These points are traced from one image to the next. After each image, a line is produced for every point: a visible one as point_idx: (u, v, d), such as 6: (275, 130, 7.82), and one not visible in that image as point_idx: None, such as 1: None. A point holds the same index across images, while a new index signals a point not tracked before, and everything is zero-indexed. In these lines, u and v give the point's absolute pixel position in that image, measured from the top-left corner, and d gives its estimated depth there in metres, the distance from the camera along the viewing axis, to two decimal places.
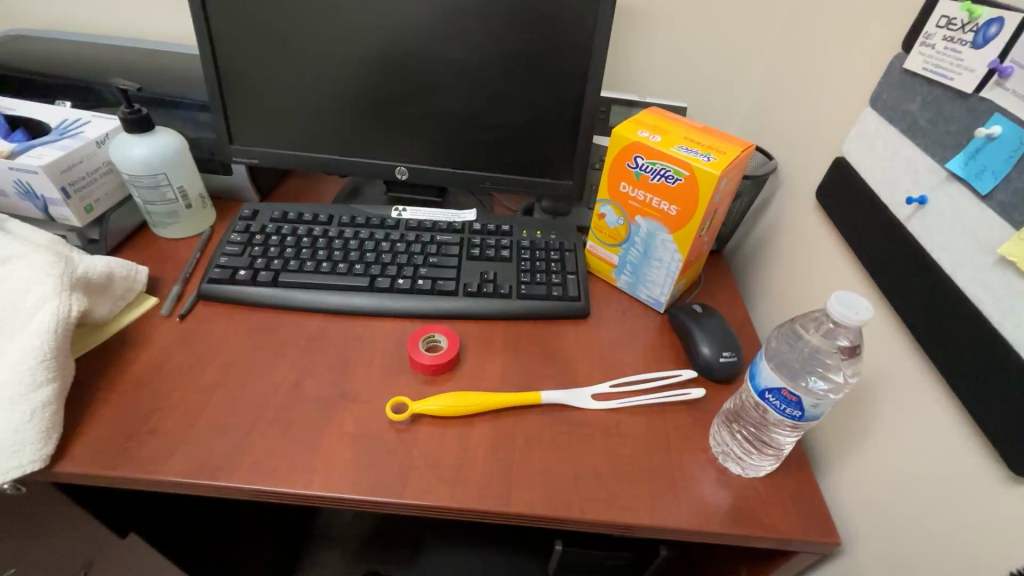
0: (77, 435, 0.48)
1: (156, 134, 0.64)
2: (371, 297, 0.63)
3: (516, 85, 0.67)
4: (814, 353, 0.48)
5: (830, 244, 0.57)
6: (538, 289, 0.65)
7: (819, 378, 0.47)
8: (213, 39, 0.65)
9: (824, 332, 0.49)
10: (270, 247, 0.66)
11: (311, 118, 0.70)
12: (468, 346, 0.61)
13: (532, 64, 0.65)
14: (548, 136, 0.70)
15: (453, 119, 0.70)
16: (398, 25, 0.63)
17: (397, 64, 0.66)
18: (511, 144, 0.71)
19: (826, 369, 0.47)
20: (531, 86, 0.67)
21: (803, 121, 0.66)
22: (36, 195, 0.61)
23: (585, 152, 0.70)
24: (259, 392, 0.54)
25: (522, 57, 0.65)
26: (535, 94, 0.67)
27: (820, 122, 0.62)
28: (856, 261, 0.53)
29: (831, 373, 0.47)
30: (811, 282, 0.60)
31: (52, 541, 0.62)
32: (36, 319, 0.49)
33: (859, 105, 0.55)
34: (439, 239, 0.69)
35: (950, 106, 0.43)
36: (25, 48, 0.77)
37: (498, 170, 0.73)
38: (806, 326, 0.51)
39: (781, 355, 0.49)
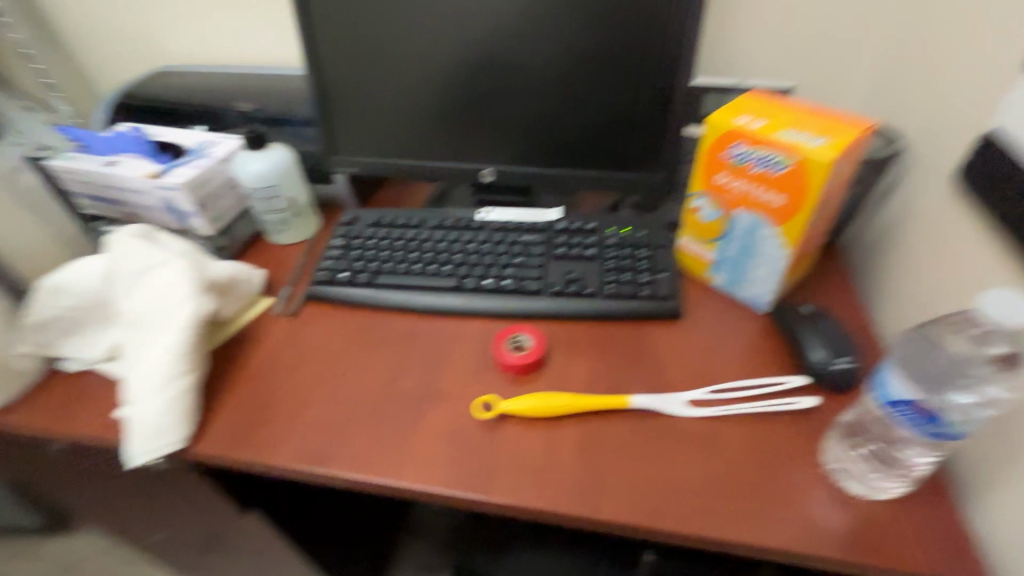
0: (208, 420, 0.54)
1: (271, 150, 0.71)
2: (460, 297, 0.65)
3: (601, 79, 0.65)
4: (959, 363, 0.41)
5: (976, 233, 0.49)
6: (626, 288, 0.63)
7: (966, 391, 0.40)
8: (317, 59, 0.70)
9: (971, 337, 0.42)
10: (366, 251, 0.70)
11: (403, 126, 0.74)
12: (554, 347, 0.60)
13: (619, 54, 0.63)
14: (635, 130, 0.68)
15: (538, 119, 0.70)
16: (484, 30, 0.65)
17: (483, 68, 0.67)
18: (597, 139, 0.70)
19: (975, 381, 0.40)
20: (617, 79, 0.65)
21: (939, 94, 0.57)
22: (176, 209, 0.70)
23: (675, 144, 0.66)
24: (358, 387, 0.57)
25: (607, 49, 0.63)
26: (622, 87, 0.65)
27: (961, 93, 0.54)
28: (1012, 253, 0.45)
29: (981, 385, 0.40)
30: (950, 279, 0.52)
31: (190, 511, 0.71)
32: (177, 318, 0.56)
33: (1013, 68, 0.46)
34: (523, 239, 0.69)
35: None
36: (167, 82, 0.88)
37: (583, 168, 0.72)
38: (948, 331, 0.44)
39: (915, 364, 0.43)
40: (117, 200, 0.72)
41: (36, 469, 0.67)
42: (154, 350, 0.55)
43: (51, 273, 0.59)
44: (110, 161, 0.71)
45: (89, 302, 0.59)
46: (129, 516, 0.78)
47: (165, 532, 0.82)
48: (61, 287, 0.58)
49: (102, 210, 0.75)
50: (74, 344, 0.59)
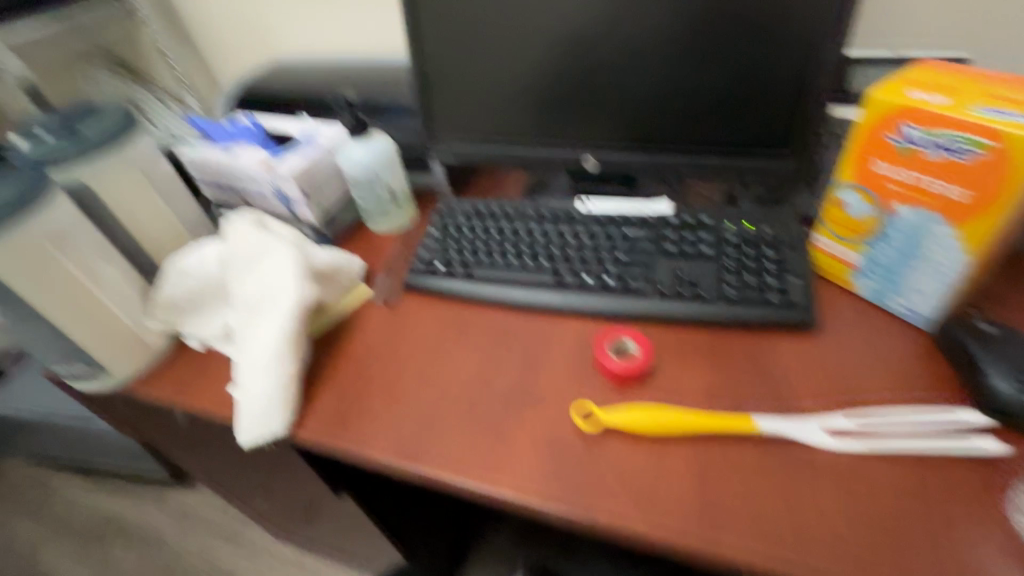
0: (310, 405, 0.55)
1: (372, 137, 0.71)
2: (558, 294, 0.60)
3: (731, 53, 0.58)
4: None
5: None
6: (748, 292, 0.56)
7: None
8: (420, 43, 0.68)
9: None
10: (462, 241, 0.68)
11: (504, 112, 0.70)
12: (662, 354, 0.55)
13: (754, 23, 0.56)
14: (762, 110, 0.60)
15: (652, 101, 0.63)
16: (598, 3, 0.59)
17: (594, 47, 0.62)
18: (720, 122, 0.62)
19: None
20: (750, 51, 0.57)
21: None
22: (285, 196, 0.72)
23: (814, 124, 0.58)
24: (452, 384, 0.55)
25: (741, 18, 0.56)
26: (754, 62, 0.58)
27: None
28: None
29: None
30: None
31: (290, 485, 0.75)
32: (283, 304, 0.57)
33: None
34: (628, 233, 0.64)
35: None
36: (279, 73, 0.92)
37: (699, 154, 0.65)
38: None
39: None
40: (234, 186, 0.76)
41: (163, 434, 0.73)
42: (263, 334, 0.57)
43: (176, 255, 0.62)
44: (229, 149, 0.74)
45: (208, 284, 0.61)
46: (237, 483, 0.83)
47: (267, 499, 0.88)
48: (186, 268, 0.61)
49: (221, 196, 0.79)
50: (194, 322, 0.63)
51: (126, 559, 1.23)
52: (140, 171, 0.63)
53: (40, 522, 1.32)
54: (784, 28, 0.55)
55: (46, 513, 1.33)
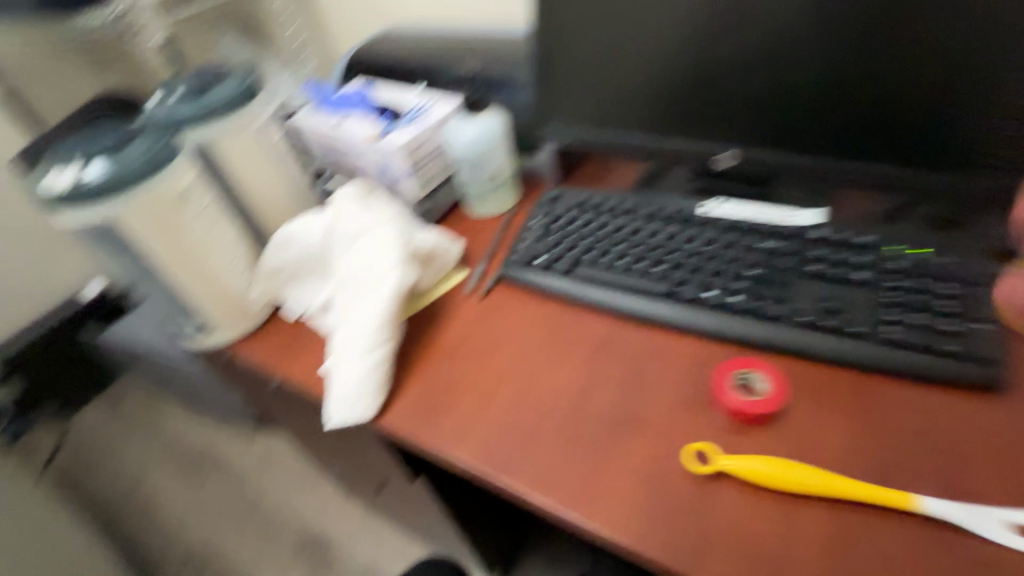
0: (398, 393, 0.54)
1: (482, 116, 0.70)
2: (673, 307, 0.54)
3: (931, 35, 0.47)
4: None
5: None
6: (915, 335, 0.46)
7: None
8: (549, 14, 0.62)
9: None
10: (568, 236, 0.63)
11: (629, 95, 0.63)
12: (795, 394, 0.47)
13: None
14: (960, 110, 0.49)
15: (814, 90, 0.54)
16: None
17: (752, 24, 0.53)
18: (901, 121, 0.51)
19: None
20: (957, 35, 0.46)
21: None
22: (390, 171, 0.70)
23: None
24: (546, 392, 0.51)
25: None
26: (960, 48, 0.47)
27: None
28: None
29: None
30: None
31: (367, 459, 0.75)
32: (381, 286, 0.56)
33: None
34: (762, 246, 0.55)
35: None
36: (393, 42, 0.90)
37: (865, 160, 0.54)
38: None
39: None
40: (341, 157, 0.75)
41: (257, 391, 0.76)
42: (359, 315, 0.56)
43: (284, 225, 0.63)
44: (340, 119, 0.74)
45: (311, 257, 0.61)
46: (317, 445, 0.86)
47: (344, 465, 0.90)
48: (292, 239, 0.61)
49: (328, 166, 0.80)
50: (295, 294, 0.63)
51: (216, 488, 1.34)
52: (259, 138, 0.64)
53: (151, 443, 1.47)
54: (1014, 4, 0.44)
55: (156, 436, 1.49)
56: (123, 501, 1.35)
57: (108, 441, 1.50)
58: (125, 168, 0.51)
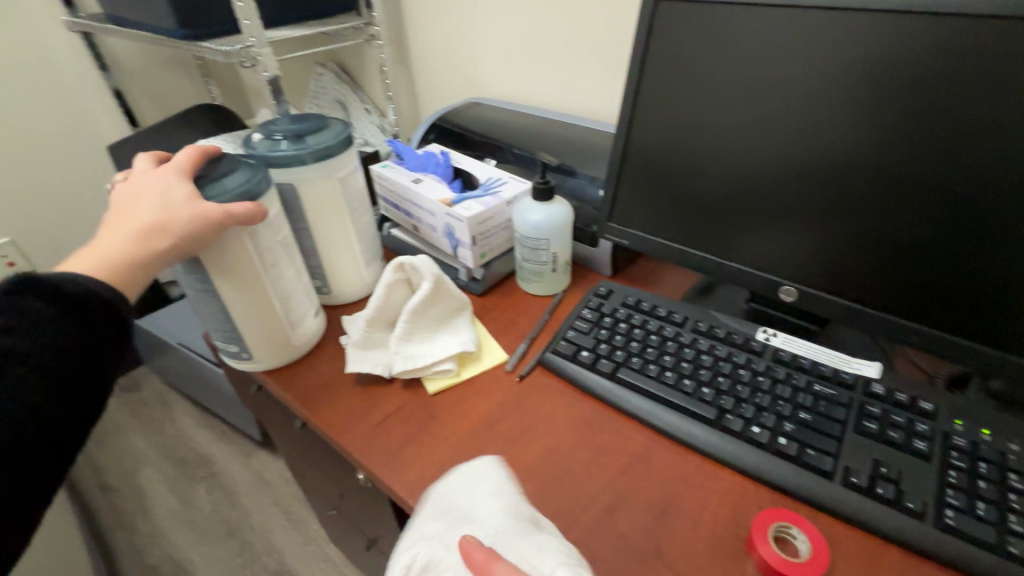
0: (423, 466, 0.53)
1: (553, 203, 0.70)
2: (714, 435, 0.52)
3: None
4: None
5: None
6: (978, 527, 0.42)
7: None
8: (635, 116, 0.65)
9: None
10: (616, 335, 0.62)
11: (693, 214, 0.65)
12: (835, 564, 0.44)
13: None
14: (904, 266, 0.53)
15: (972, 260, 0.50)
16: (987, 120, 0.46)
17: (941, 166, 0.49)
18: None
19: None
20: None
21: None
22: (453, 237, 0.73)
23: (963, 278, 0.50)
24: (573, 498, 0.49)
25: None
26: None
27: None
28: None
29: None
30: None
31: (369, 515, 0.73)
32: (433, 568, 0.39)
33: None
34: (816, 388, 0.53)
35: None
36: (482, 116, 0.97)
37: (919, 323, 0.54)
38: None
39: None
40: (410, 213, 0.79)
41: (276, 421, 0.76)
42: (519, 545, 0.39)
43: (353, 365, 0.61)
44: (418, 178, 0.78)
45: (418, 297, 0.62)
46: (319, 486, 0.85)
47: (337, 512, 0.88)
48: (404, 275, 0.63)
49: (395, 216, 0.84)
50: (396, 347, 0.62)
51: (203, 499, 1.32)
52: (341, 186, 0.67)
53: (153, 437, 1.48)
54: (895, 176, 0.51)
55: (161, 430, 1.49)
56: (113, 492, 1.35)
57: (114, 425, 1.52)
58: (218, 191, 0.54)
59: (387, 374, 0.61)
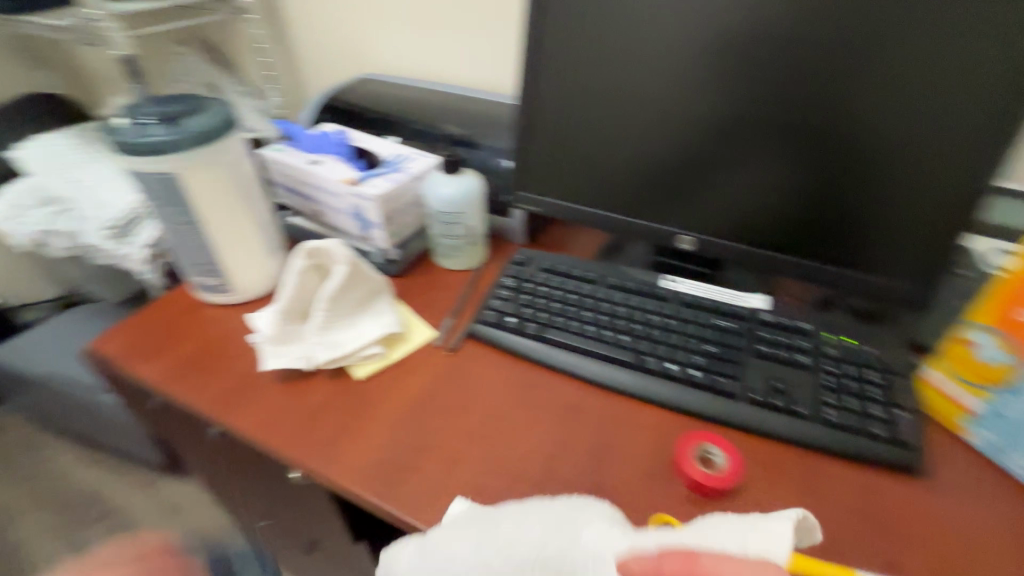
0: (362, 453, 0.52)
1: (463, 175, 0.69)
2: (637, 377, 0.56)
3: (937, 176, 0.53)
4: None
5: None
6: (850, 418, 0.51)
7: None
8: (533, 85, 0.66)
9: None
10: (538, 298, 0.65)
11: (596, 176, 0.68)
12: (748, 469, 0.50)
13: (971, 160, 0.52)
14: (777, 205, 0.61)
15: (825, 197, 0.58)
16: (830, 70, 0.53)
17: (797, 114, 0.56)
18: (891, 243, 0.57)
19: None
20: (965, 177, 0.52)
21: None
22: (363, 218, 0.70)
23: (824, 211, 0.59)
24: (517, 456, 0.51)
25: (965, 150, 0.51)
26: (953, 194, 0.53)
27: None
28: None
29: None
30: None
31: (307, 518, 0.70)
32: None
33: None
34: (717, 323, 0.60)
35: None
36: (376, 92, 0.93)
37: (792, 255, 0.62)
38: None
39: None
40: (311, 197, 0.74)
41: (186, 438, 0.70)
42: None
43: (266, 360, 0.58)
44: (316, 160, 0.73)
45: (334, 281, 0.59)
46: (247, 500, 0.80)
47: (269, 523, 0.83)
48: (315, 261, 0.60)
49: (294, 203, 0.78)
50: (317, 336, 0.59)
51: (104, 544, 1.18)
52: (230, 172, 0.61)
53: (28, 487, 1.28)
54: (762, 126, 0.58)
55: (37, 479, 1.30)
56: None
57: None
58: None
59: (309, 366, 0.58)
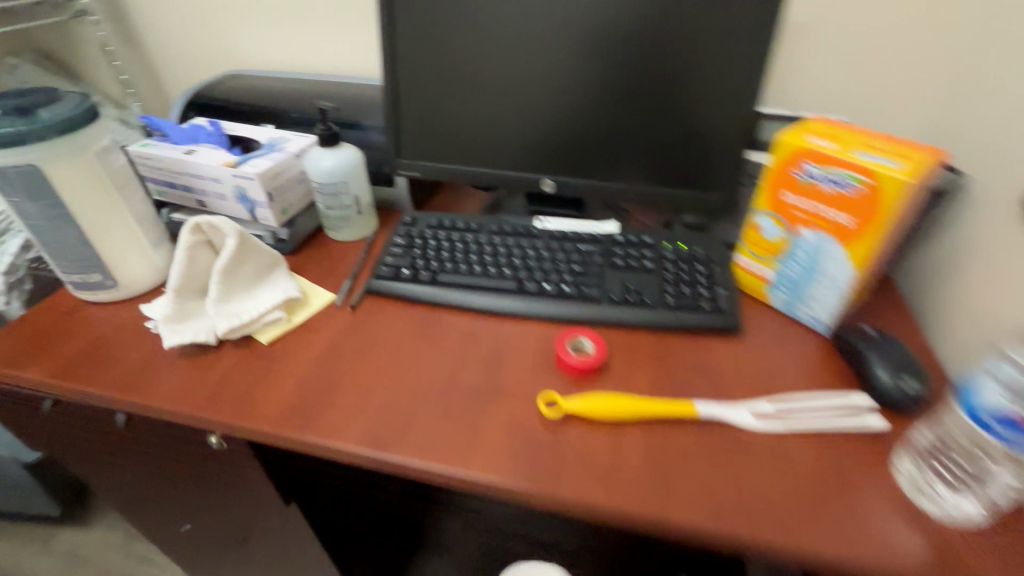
0: (276, 402, 0.56)
1: (342, 148, 0.74)
2: (519, 300, 0.66)
3: (722, 104, 0.67)
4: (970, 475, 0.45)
5: None
6: (685, 300, 0.64)
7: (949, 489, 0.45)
8: (395, 59, 0.73)
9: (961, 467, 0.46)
10: (427, 250, 0.72)
11: (465, 138, 0.77)
12: (614, 353, 0.61)
13: (741, 87, 0.66)
14: (613, 143, 0.73)
15: (647, 132, 0.71)
16: (631, 25, 0.65)
17: (614, 64, 0.68)
18: (701, 163, 0.71)
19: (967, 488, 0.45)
20: (738, 105, 0.67)
21: (982, 125, 0.59)
22: (248, 199, 0.72)
23: (648, 144, 0.72)
24: (423, 378, 0.58)
25: (736, 78, 0.65)
26: (737, 115, 0.67)
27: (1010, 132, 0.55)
28: None
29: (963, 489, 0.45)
30: (1003, 295, 0.53)
31: (236, 499, 0.72)
32: None
33: None
34: (581, 248, 0.71)
35: None
36: (246, 85, 0.94)
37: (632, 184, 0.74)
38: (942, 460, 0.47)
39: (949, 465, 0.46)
40: (190, 187, 0.75)
41: (91, 443, 0.68)
42: None
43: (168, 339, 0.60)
44: (190, 149, 0.74)
45: (225, 254, 0.62)
46: (168, 501, 0.79)
47: (193, 522, 0.83)
48: (203, 238, 0.62)
49: (173, 197, 0.78)
50: (217, 309, 0.61)
51: None
52: (99, 164, 0.61)
53: None
54: (590, 77, 0.69)
55: None
56: None
57: None
58: None
59: (212, 338, 0.60)
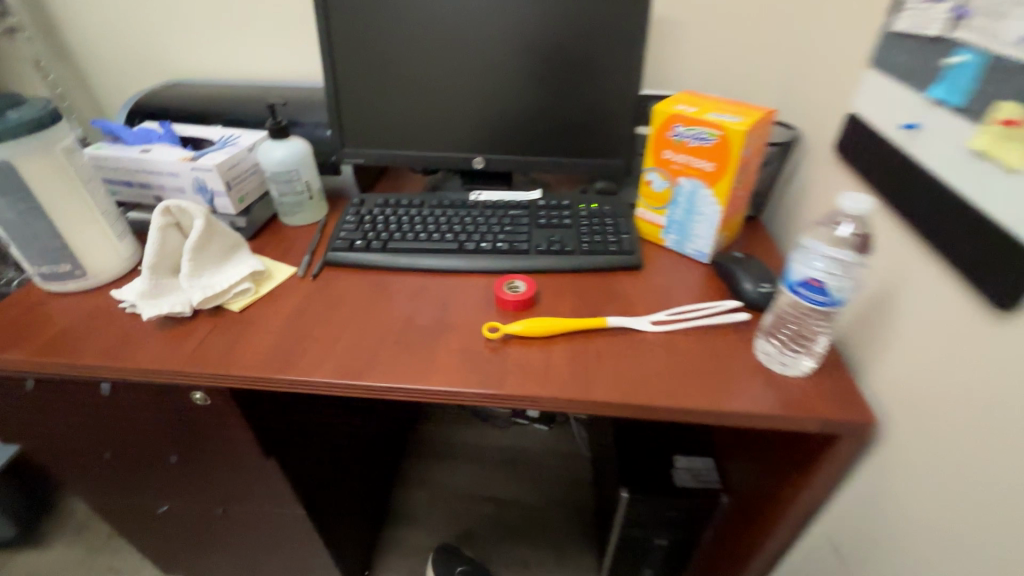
0: (255, 353, 0.64)
1: (291, 140, 0.83)
2: (461, 257, 0.77)
3: (613, 84, 0.81)
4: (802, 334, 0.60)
5: (839, 177, 0.67)
6: (597, 245, 0.78)
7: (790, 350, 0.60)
8: (333, 59, 0.83)
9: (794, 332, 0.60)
10: (377, 224, 0.82)
11: (402, 127, 0.87)
12: (542, 291, 0.73)
13: (626, 69, 0.80)
14: (529, 124, 0.86)
15: (556, 112, 0.84)
16: (534, 23, 0.78)
17: (523, 56, 0.81)
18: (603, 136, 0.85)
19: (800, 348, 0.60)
20: (625, 85, 0.81)
21: (805, 91, 0.77)
22: (206, 189, 0.79)
23: (558, 121, 0.85)
24: (384, 324, 0.68)
25: (621, 62, 0.79)
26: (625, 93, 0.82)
27: (821, 94, 0.73)
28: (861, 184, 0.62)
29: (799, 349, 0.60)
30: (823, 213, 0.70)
31: (215, 464, 0.78)
32: None
33: (846, 85, 0.67)
34: (510, 212, 0.83)
35: (907, 66, 0.54)
36: (188, 92, 1.00)
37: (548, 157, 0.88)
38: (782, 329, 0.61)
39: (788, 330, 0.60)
40: (147, 183, 0.81)
41: (70, 424, 0.73)
42: None
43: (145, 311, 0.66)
44: (145, 149, 0.81)
45: (194, 234, 0.69)
46: (147, 481, 0.83)
47: (171, 501, 0.87)
48: (172, 220, 0.69)
49: (130, 195, 0.83)
50: (189, 283, 0.69)
51: None
52: (66, 160, 0.67)
53: None
54: (504, 68, 0.82)
55: None
56: None
57: None
58: None
59: (187, 308, 0.67)
